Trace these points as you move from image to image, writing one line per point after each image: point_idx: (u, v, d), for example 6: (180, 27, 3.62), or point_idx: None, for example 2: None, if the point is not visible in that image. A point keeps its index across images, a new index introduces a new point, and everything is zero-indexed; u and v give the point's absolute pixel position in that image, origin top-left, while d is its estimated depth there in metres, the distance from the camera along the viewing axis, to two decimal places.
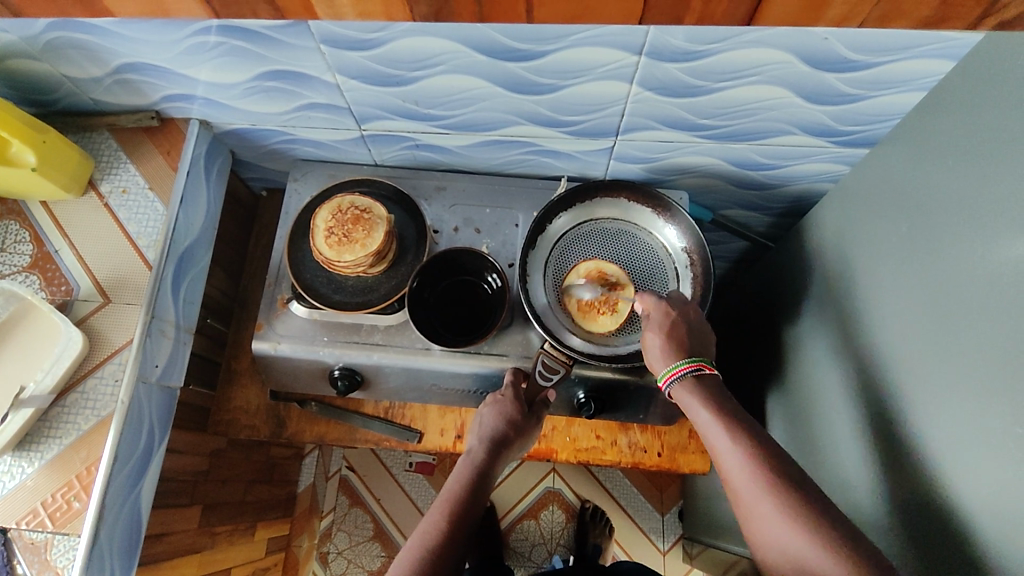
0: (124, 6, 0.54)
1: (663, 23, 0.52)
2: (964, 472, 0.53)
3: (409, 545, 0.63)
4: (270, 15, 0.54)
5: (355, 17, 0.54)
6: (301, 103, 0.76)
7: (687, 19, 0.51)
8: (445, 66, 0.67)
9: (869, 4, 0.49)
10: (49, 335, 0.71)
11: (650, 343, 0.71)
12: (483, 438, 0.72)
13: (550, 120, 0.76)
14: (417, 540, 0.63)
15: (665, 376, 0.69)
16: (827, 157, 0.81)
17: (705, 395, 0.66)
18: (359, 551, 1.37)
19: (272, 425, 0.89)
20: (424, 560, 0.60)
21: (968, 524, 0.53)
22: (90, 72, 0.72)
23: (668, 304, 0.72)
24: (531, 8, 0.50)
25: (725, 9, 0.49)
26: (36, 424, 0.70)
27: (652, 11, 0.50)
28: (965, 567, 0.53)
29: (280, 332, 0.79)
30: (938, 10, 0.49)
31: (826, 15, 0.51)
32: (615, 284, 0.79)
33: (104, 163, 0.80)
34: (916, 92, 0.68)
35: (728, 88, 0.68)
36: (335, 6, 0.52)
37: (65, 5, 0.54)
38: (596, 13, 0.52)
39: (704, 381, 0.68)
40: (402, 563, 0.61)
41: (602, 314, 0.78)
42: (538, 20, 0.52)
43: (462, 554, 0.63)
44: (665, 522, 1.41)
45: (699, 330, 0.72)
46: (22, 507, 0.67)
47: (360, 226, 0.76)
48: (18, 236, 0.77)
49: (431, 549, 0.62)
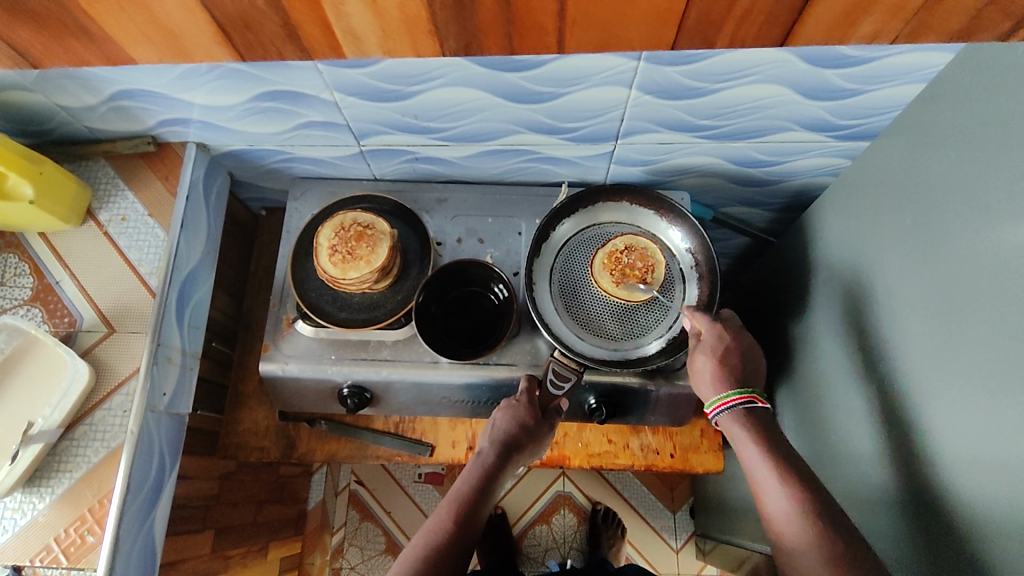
0: (140, 48, 0.55)
1: (693, 46, 0.54)
2: (972, 472, 0.53)
3: (412, 544, 0.63)
4: (295, 56, 0.56)
5: (382, 54, 0.55)
6: (298, 121, 0.75)
7: (719, 43, 0.53)
8: (443, 80, 0.66)
9: (899, 22, 0.51)
10: (55, 369, 0.70)
11: (702, 368, 0.72)
12: (495, 440, 0.71)
13: (549, 128, 0.76)
14: (422, 539, 0.63)
15: (713, 407, 0.69)
16: (826, 151, 0.81)
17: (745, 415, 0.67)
18: (371, 565, 1.36)
19: (281, 446, 0.88)
20: (426, 559, 0.60)
21: (978, 522, 0.52)
22: (84, 101, 0.71)
23: (721, 328, 0.73)
24: (561, 40, 0.53)
25: (757, 32, 0.51)
26: (45, 459, 0.69)
27: (684, 38, 0.52)
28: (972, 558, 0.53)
29: (287, 353, 0.78)
30: (967, 21, 0.50)
31: (857, 33, 0.52)
32: (644, 277, 0.77)
33: (101, 192, 0.79)
34: (914, 83, 0.68)
35: (727, 88, 0.68)
36: (363, 45, 0.54)
37: (81, 51, 0.56)
38: (626, 41, 0.53)
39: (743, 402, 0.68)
40: (405, 562, 0.61)
41: (610, 273, 0.77)
42: (569, 48, 0.54)
43: (465, 556, 0.63)
44: (677, 520, 1.41)
45: (750, 355, 0.73)
46: (35, 544, 0.66)
47: (363, 242, 0.75)
48: (18, 269, 0.76)
49: (435, 549, 0.61)
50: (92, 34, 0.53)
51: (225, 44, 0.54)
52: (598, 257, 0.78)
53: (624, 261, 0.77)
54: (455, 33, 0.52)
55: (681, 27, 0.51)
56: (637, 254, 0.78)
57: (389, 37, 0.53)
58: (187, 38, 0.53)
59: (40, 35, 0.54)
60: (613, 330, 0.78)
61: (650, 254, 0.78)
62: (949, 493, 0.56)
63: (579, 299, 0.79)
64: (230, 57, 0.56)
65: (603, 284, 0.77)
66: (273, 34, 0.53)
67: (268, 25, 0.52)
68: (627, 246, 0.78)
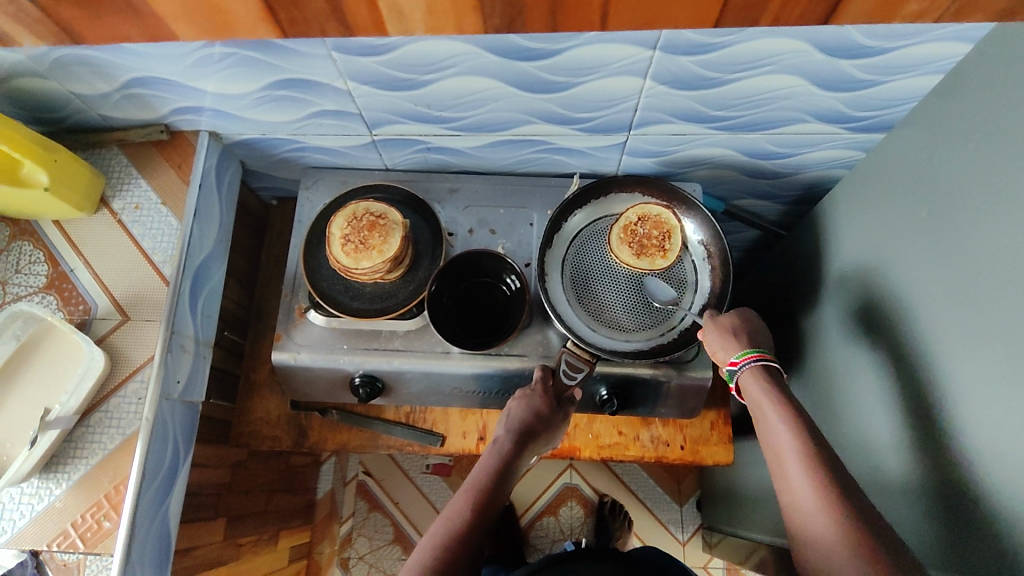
0: (182, 26, 0.55)
1: (737, 24, 0.53)
2: (987, 466, 0.53)
3: (433, 531, 0.63)
4: (339, 34, 0.56)
5: (424, 32, 0.55)
6: (311, 110, 0.75)
7: (763, 21, 0.53)
8: (457, 69, 0.66)
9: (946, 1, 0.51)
10: (72, 355, 0.71)
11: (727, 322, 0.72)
12: (511, 429, 0.71)
13: (563, 118, 0.75)
14: (440, 527, 0.63)
15: (741, 357, 0.69)
16: (840, 143, 0.81)
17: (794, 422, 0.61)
18: (379, 555, 1.37)
19: (294, 435, 0.88)
20: (448, 546, 0.61)
21: (994, 517, 0.52)
22: (98, 89, 0.71)
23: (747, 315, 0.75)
24: (605, 17, 0.52)
25: (803, 10, 0.51)
26: (61, 446, 0.69)
27: (729, 17, 0.52)
28: (985, 553, 0.53)
29: (300, 342, 0.79)
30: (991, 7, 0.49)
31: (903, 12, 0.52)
32: (662, 246, 0.76)
33: (115, 180, 0.79)
34: (932, 75, 0.67)
35: (742, 78, 0.68)
36: (407, 22, 0.54)
37: (126, 30, 0.56)
38: (670, 19, 0.53)
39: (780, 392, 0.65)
40: (426, 549, 0.61)
41: (629, 246, 0.76)
42: (612, 26, 0.54)
43: (483, 545, 0.63)
44: (684, 513, 1.41)
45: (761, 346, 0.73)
46: (51, 529, 0.67)
47: (376, 232, 0.75)
48: (32, 257, 0.76)
49: (453, 536, 0.61)
50: (136, 13, 0.54)
51: (269, 20, 0.54)
52: (615, 230, 0.77)
53: (642, 230, 0.77)
54: (499, 10, 0.52)
55: (727, 5, 0.51)
56: (654, 221, 0.77)
57: (433, 14, 0.53)
58: (233, 16, 0.54)
59: (84, 13, 0.54)
60: (625, 322, 0.78)
61: (667, 218, 0.77)
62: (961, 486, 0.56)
63: (592, 290, 0.79)
64: (272, 35, 0.56)
65: (627, 258, 0.76)
66: (318, 11, 0.53)
67: (314, 1, 0.52)
68: (644, 215, 0.77)
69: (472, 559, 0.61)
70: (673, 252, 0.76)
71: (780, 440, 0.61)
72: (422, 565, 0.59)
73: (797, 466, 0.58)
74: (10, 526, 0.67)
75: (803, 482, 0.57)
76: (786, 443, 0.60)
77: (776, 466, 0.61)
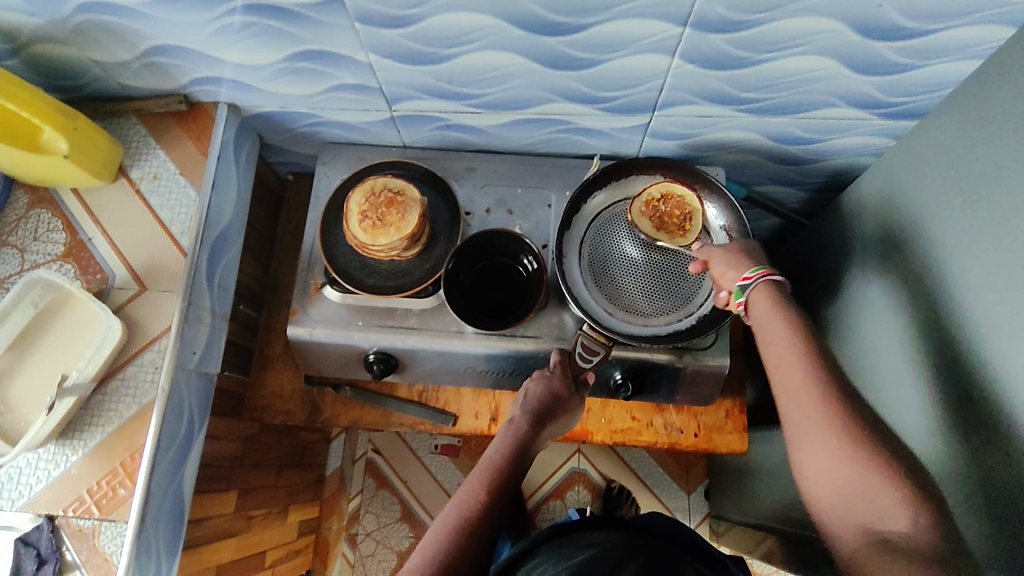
0: None
1: None
2: (1011, 464, 0.52)
3: (447, 512, 0.63)
4: None
5: None
6: (330, 83, 0.74)
7: None
8: (481, 43, 0.65)
9: None
10: (89, 324, 0.71)
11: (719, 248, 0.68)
12: (526, 409, 0.70)
13: (586, 97, 0.74)
14: (455, 508, 0.63)
15: (757, 272, 0.62)
16: (869, 130, 0.79)
17: (794, 327, 0.57)
18: (386, 532, 1.37)
19: (307, 410, 0.89)
20: (462, 529, 0.61)
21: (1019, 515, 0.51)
22: (118, 56, 0.71)
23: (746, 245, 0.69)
24: None
25: None
26: (78, 413, 0.70)
27: None
28: (1008, 551, 0.52)
29: (315, 317, 0.78)
30: None
31: None
32: (682, 228, 0.75)
33: (133, 149, 0.79)
34: (970, 60, 0.65)
35: (773, 59, 0.66)
36: None
37: None
38: None
39: (781, 298, 0.60)
40: (440, 529, 0.61)
41: (649, 221, 0.75)
42: None
43: (500, 527, 0.63)
44: (691, 501, 1.41)
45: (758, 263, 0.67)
46: (67, 495, 0.68)
47: (394, 209, 0.74)
48: (50, 225, 0.76)
49: (470, 518, 0.61)
50: None
51: None
52: (638, 204, 0.76)
53: (664, 208, 0.75)
54: None
55: None
56: (678, 200, 0.75)
57: None
58: None
59: None
60: (643, 306, 0.76)
61: (692, 199, 0.75)
62: (977, 481, 0.55)
63: (609, 274, 0.78)
64: None
65: (649, 228, 0.75)
66: None
67: None
68: (670, 193, 0.76)
69: (488, 540, 0.61)
70: (693, 236, 0.75)
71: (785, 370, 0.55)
72: (439, 548, 0.59)
73: (792, 371, 0.55)
74: (27, 491, 0.68)
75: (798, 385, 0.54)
76: (780, 348, 0.56)
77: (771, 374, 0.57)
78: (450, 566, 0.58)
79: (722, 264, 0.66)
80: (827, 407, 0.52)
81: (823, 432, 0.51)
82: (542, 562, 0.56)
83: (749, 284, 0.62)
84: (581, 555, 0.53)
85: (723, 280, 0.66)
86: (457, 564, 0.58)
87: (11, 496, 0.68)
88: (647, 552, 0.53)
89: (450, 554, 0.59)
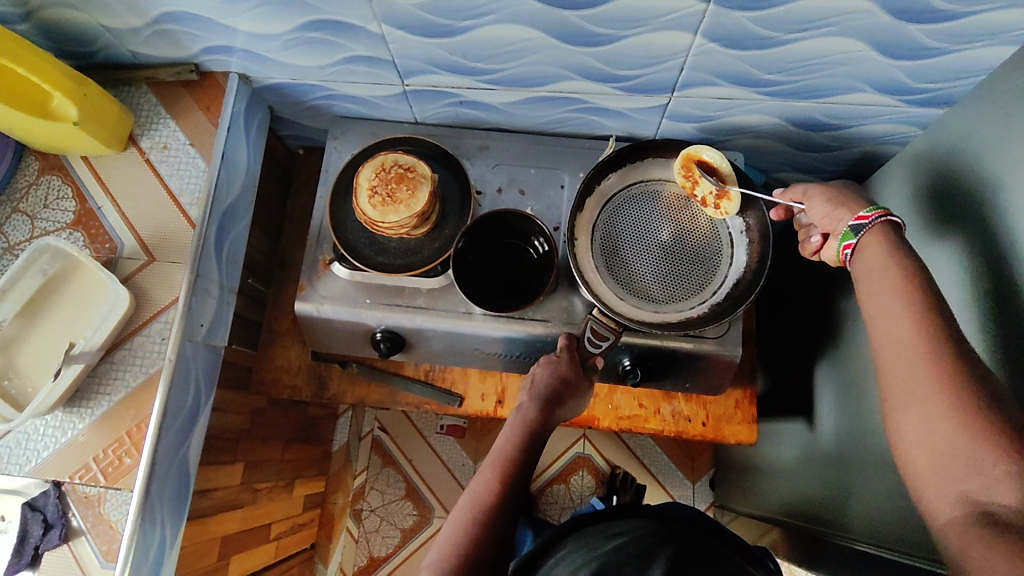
0: None
1: None
2: None
3: (463, 504, 0.64)
4: None
5: None
6: (343, 55, 0.73)
7: None
8: (497, 15, 0.63)
9: None
10: (97, 293, 0.71)
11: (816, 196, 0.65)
12: (535, 395, 0.69)
13: (603, 75, 0.72)
14: (470, 501, 0.64)
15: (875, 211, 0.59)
16: (896, 117, 0.76)
17: (910, 283, 0.53)
18: (391, 509, 1.38)
19: (313, 385, 0.89)
20: (479, 523, 0.62)
21: None
22: (129, 23, 0.70)
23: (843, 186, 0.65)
24: None
25: None
26: (85, 381, 0.70)
27: None
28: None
29: (323, 293, 0.78)
30: None
31: None
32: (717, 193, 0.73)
33: (143, 119, 0.78)
34: (1007, 45, 0.62)
35: (800, 40, 0.63)
36: None
37: None
38: None
39: (901, 249, 0.56)
40: (457, 522, 0.63)
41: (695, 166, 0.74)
42: None
43: (515, 513, 0.64)
44: (696, 490, 1.41)
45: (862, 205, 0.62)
46: (73, 462, 0.68)
47: (404, 185, 0.73)
48: (60, 192, 0.76)
49: (484, 511, 0.63)
50: None
51: None
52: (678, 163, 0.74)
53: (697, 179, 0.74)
54: None
55: None
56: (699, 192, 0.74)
57: None
58: None
59: None
60: (655, 293, 0.75)
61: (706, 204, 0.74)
62: None
63: (622, 258, 0.76)
64: None
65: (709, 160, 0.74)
66: None
67: None
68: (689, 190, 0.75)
69: (503, 531, 0.62)
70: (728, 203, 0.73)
71: (894, 327, 0.52)
72: (460, 542, 0.61)
73: (903, 329, 0.51)
74: (34, 457, 0.68)
75: (909, 333, 0.51)
76: (890, 302, 0.53)
77: (874, 331, 0.54)
78: (468, 559, 0.59)
79: (827, 204, 0.63)
80: (936, 372, 0.48)
81: (926, 388, 0.48)
82: (567, 555, 0.55)
83: (864, 224, 0.58)
84: (609, 545, 0.53)
85: (825, 221, 0.63)
86: (476, 554, 0.60)
87: (18, 461, 0.68)
88: (681, 541, 0.52)
89: (468, 547, 0.60)
